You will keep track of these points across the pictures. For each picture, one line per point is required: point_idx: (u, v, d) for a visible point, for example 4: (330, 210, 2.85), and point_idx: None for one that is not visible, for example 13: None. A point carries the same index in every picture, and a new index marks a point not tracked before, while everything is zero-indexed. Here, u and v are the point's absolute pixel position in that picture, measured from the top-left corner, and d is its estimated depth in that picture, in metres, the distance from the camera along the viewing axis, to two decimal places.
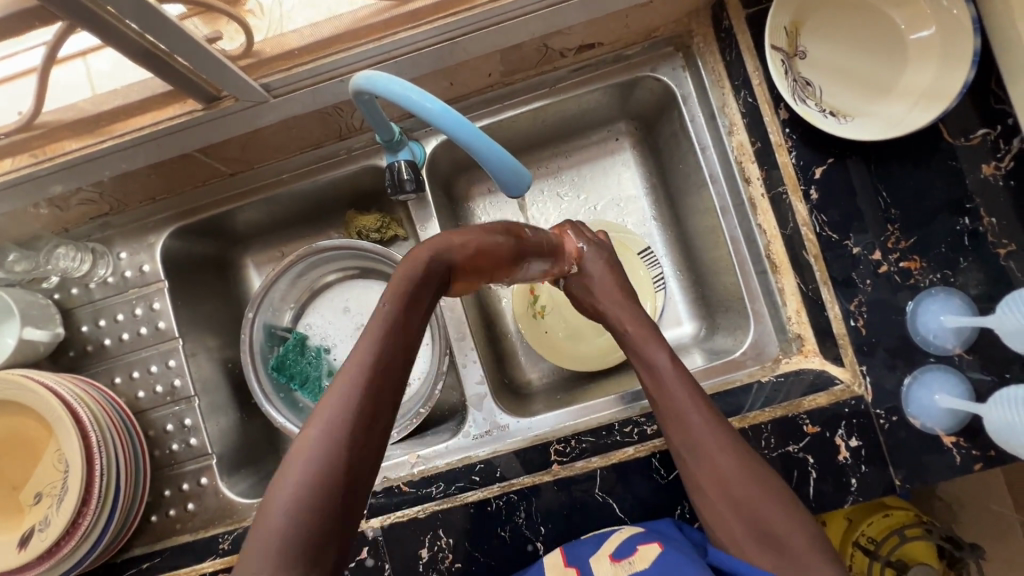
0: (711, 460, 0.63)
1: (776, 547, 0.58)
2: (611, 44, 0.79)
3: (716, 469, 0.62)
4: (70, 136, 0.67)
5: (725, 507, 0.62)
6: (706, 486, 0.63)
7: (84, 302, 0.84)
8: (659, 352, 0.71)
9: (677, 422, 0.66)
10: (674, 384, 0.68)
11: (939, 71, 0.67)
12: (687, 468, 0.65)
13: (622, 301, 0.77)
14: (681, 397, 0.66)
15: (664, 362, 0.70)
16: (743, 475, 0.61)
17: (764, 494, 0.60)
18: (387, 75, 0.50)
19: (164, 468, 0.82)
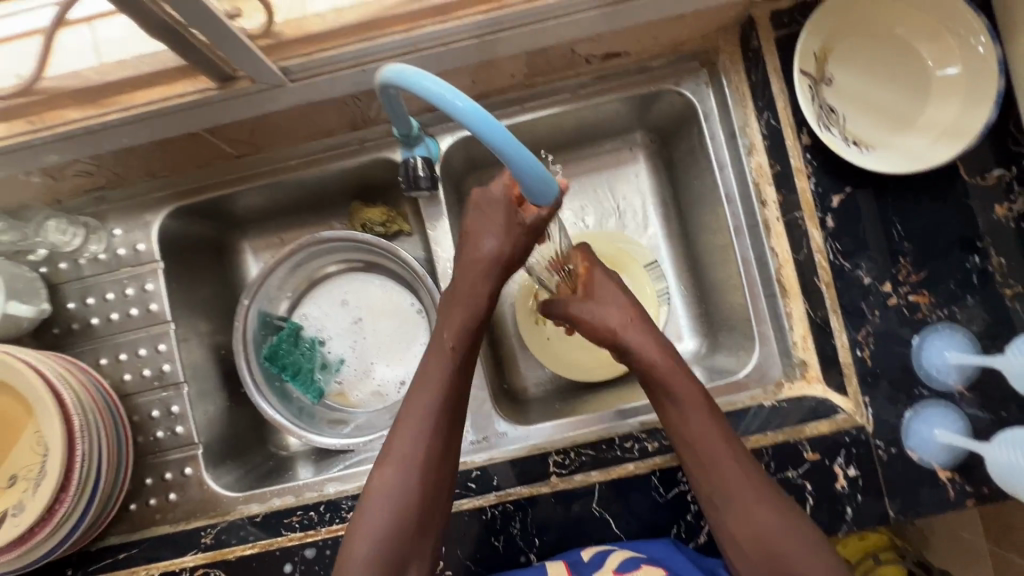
0: (748, 513, 0.62)
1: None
2: (636, 54, 0.78)
3: (742, 512, 0.62)
4: (72, 105, 0.64)
5: (748, 548, 0.62)
6: (743, 540, 0.62)
7: (72, 278, 0.80)
8: (686, 381, 0.69)
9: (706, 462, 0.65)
10: (710, 432, 0.65)
11: (961, 110, 0.67)
12: (715, 509, 0.64)
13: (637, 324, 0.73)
14: (713, 434, 0.65)
15: (695, 403, 0.67)
16: (774, 517, 0.62)
17: (794, 540, 0.61)
18: (417, 70, 0.48)
19: (147, 455, 0.79)
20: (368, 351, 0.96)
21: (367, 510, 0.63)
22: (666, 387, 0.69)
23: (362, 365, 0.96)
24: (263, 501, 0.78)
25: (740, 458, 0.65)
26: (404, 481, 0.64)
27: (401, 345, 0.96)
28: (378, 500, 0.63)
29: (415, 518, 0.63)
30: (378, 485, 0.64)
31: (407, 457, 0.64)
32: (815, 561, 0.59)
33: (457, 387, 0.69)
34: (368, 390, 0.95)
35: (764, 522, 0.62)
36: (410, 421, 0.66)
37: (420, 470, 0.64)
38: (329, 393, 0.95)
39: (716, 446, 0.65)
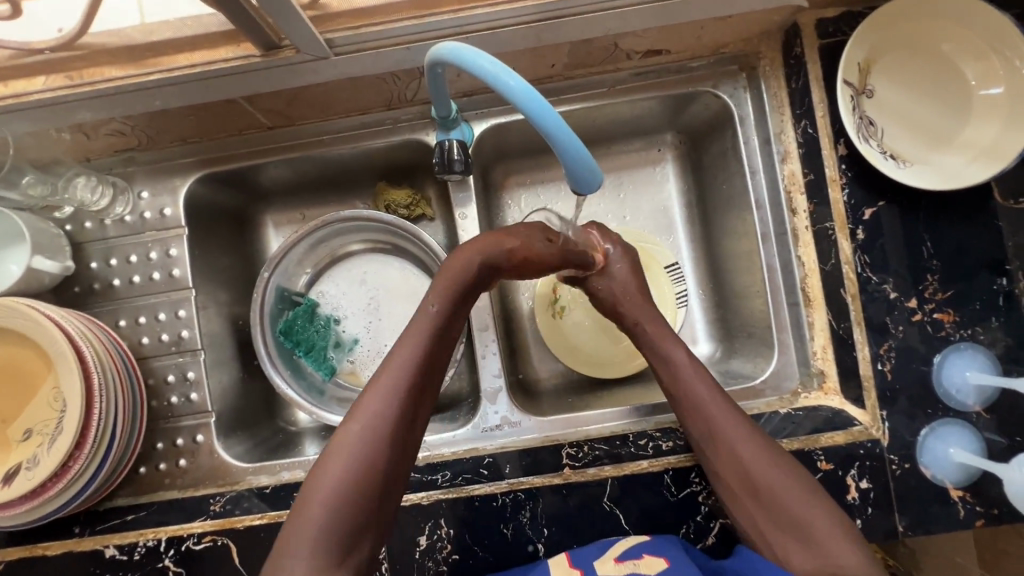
0: (732, 450, 0.65)
1: (807, 540, 0.59)
2: (677, 54, 0.78)
3: (744, 469, 0.64)
4: (112, 63, 0.64)
5: (751, 501, 0.63)
6: (725, 472, 0.65)
7: (96, 238, 0.81)
8: (677, 347, 0.72)
9: (704, 423, 0.67)
10: (696, 378, 0.69)
11: (1002, 131, 0.67)
12: (711, 464, 0.66)
13: (642, 302, 0.76)
14: (715, 400, 0.67)
15: (682, 358, 0.71)
16: (766, 465, 0.63)
17: (784, 485, 0.62)
18: (470, 47, 0.48)
19: (160, 420, 0.80)
20: (382, 333, 0.96)
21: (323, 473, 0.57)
22: (657, 344, 0.73)
23: (375, 346, 0.95)
24: (272, 473, 0.78)
25: (734, 418, 0.66)
26: (369, 441, 0.58)
27: None
28: (338, 459, 0.58)
29: (379, 480, 0.58)
30: (344, 443, 0.58)
31: (376, 411, 0.60)
32: (811, 506, 0.60)
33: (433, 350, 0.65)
34: None
35: (751, 460, 0.64)
36: (385, 380, 0.62)
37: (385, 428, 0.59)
38: (340, 371, 0.95)
39: (700, 394, 0.68)
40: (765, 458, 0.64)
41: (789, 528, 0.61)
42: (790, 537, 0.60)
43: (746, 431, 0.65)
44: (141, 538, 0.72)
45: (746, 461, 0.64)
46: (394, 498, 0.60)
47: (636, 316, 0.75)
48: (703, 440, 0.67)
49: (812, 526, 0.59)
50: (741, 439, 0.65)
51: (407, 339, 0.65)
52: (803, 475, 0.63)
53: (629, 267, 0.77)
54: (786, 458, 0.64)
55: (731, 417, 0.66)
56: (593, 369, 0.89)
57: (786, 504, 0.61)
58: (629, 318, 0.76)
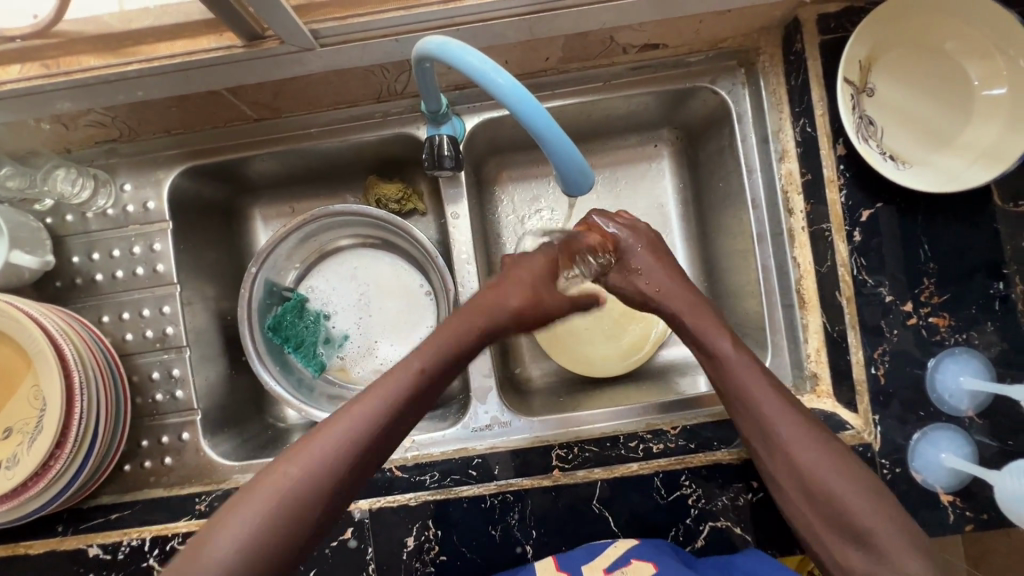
0: (786, 451, 0.60)
1: (867, 545, 0.55)
2: (675, 48, 0.76)
3: (800, 471, 0.59)
4: (89, 51, 0.62)
5: (807, 503, 0.59)
6: (780, 474, 0.60)
7: (78, 231, 0.79)
8: (722, 338, 0.66)
9: (751, 420, 0.63)
10: (744, 372, 0.63)
11: (1003, 132, 0.66)
12: (764, 462, 0.62)
13: (674, 288, 0.71)
14: (766, 396, 0.62)
15: (734, 352, 0.65)
16: (829, 468, 0.58)
17: (846, 489, 0.57)
18: (456, 43, 0.47)
19: (145, 417, 0.79)
20: (373, 329, 0.94)
21: (245, 510, 0.51)
22: (706, 331, 0.67)
23: (365, 342, 0.94)
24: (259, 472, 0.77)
25: (790, 415, 0.61)
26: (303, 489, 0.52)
27: (406, 326, 0.94)
28: (263, 498, 0.51)
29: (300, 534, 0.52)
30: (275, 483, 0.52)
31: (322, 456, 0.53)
32: (871, 509, 0.56)
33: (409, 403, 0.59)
34: (370, 368, 0.93)
35: (810, 462, 0.58)
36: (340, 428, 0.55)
37: (323, 473, 0.53)
38: (330, 367, 0.94)
39: (750, 389, 0.63)
40: (825, 460, 0.58)
41: (847, 532, 0.56)
42: (847, 544, 0.56)
43: (800, 429, 0.60)
44: (125, 538, 0.71)
45: (802, 463, 0.59)
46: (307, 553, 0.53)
47: (676, 304, 0.70)
48: (756, 439, 0.62)
49: (871, 531, 0.55)
50: (799, 442, 0.60)
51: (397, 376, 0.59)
52: (864, 477, 0.58)
53: (648, 258, 0.74)
54: (849, 461, 0.59)
55: (788, 416, 0.61)
56: (588, 367, 0.88)
57: (847, 508, 0.56)
58: (666, 308, 0.71)
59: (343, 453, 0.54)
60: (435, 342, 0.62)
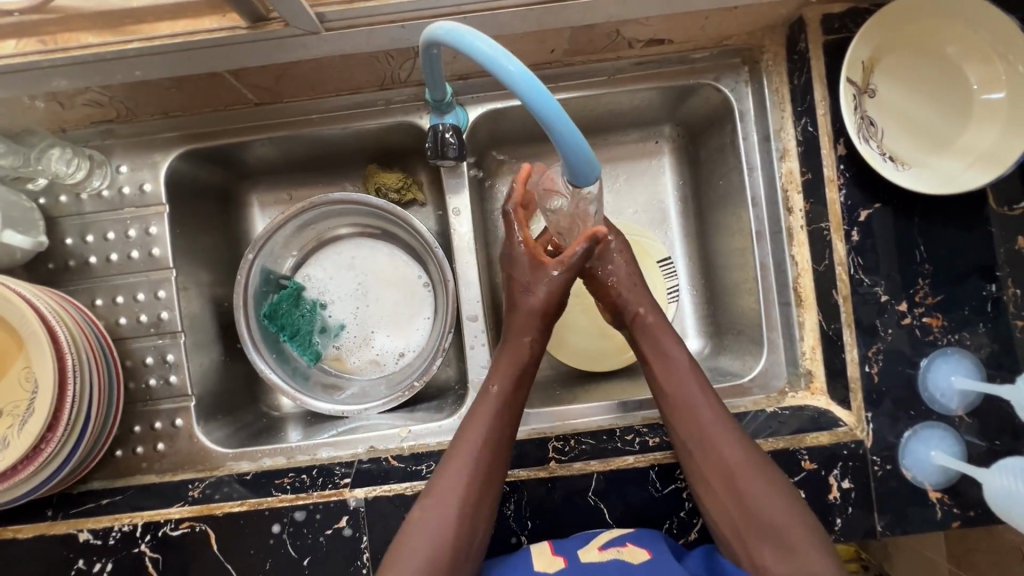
0: (717, 452, 0.64)
1: (781, 545, 0.59)
2: (680, 44, 0.76)
3: (726, 474, 0.63)
4: (88, 28, 0.61)
5: (730, 504, 0.63)
6: (710, 475, 0.64)
7: (72, 213, 0.78)
8: (674, 343, 0.72)
9: (689, 419, 0.67)
10: (688, 377, 0.69)
11: (1001, 136, 0.67)
12: (692, 458, 0.66)
13: (640, 285, 0.77)
14: (705, 401, 0.67)
15: (679, 356, 0.71)
16: (749, 471, 0.63)
17: (766, 494, 0.61)
18: (465, 28, 0.46)
19: (138, 403, 0.78)
20: (370, 319, 0.94)
21: (403, 556, 0.59)
22: (655, 338, 0.73)
23: (362, 333, 0.94)
24: (253, 460, 0.77)
25: (721, 417, 0.66)
26: (442, 528, 0.60)
27: (403, 317, 0.94)
28: (415, 544, 0.60)
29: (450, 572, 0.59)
30: (416, 533, 0.60)
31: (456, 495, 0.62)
32: (792, 515, 0.60)
33: (498, 439, 0.67)
34: (366, 358, 0.93)
35: (735, 463, 0.63)
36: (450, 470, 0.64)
37: (462, 506, 0.62)
38: (326, 357, 0.93)
39: (690, 391, 0.68)
40: (750, 465, 0.63)
41: (765, 534, 0.60)
42: (755, 546, 0.60)
43: (732, 434, 0.65)
44: (116, 523, 0.69)
45: (731, 464, 0.63)
46: None
47: (635, 302, 0.76)
48: (688, 440, 0.67)
49: (789, 533, 0.59)
50: (728, 441, 0.65)
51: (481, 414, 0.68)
52: (778, 479, 0.63)
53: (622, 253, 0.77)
54: (766, 464, 0.64)
55: (719, 419, 0.66)
56: (603, 364, 0.89)
57: (767, 513, 0.60)
58: (628, 308, 0.76)
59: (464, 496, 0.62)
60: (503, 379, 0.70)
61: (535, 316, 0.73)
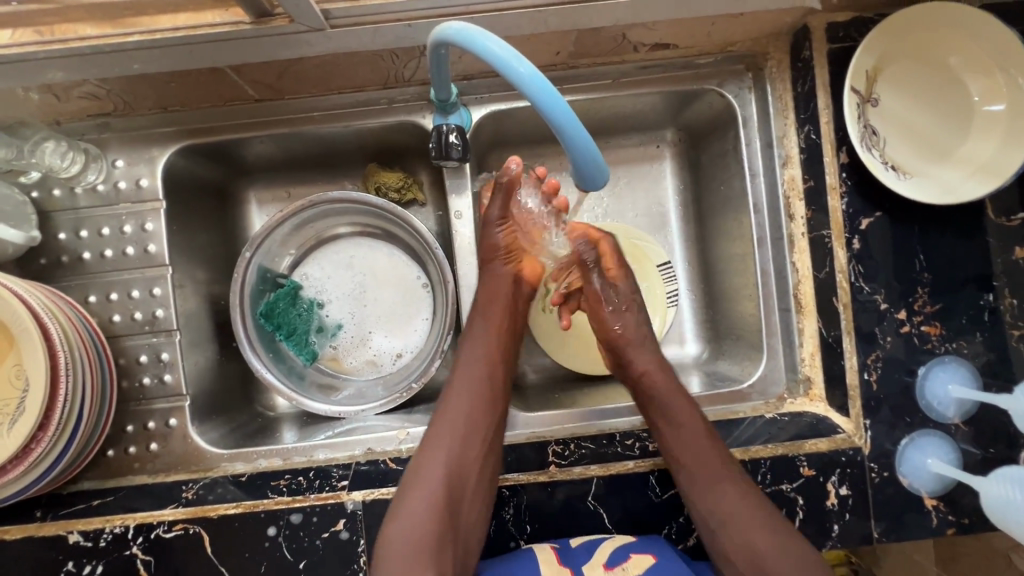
0: (738, 530, 0.64)
1: None
2: (685, 49, 0.76)
3: (745, 544, 0.63)
4: (87, 20, 0.60)
5: None
6: (733, 552, 0.64)
7: (65, 207, 0.76)
8: (684, 404, 0.71)
9: (707, 493, 0.66)
10: (701, 445, 0.68)
11: (1000, 148, 0.67)
12: (715, 538, 0.65)
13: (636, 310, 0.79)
14: (719, 470, 0.67)
15: (690, 419, 0.70)
16: (728, 480, 0.66)
17: (772, 547, 0.62)
18: (476, 29, 0.46)
19: (131, 402, 0.76)
20: (367, 319, 0.93)
21: (414, 484, 0.64)
22: (660, 398, 0.72)
23: (359, 333, 0.93)
24: (248, 460, 0.76)
25: (703, 436, 0.69)
26: (446, 459, 0.66)
27: (402, 317, 0.93)
28: (423, 474, 0.65)
29: (453, 500, 0.64)
30: (423, 463, 0.66)
31: (452, 455, 0.66)
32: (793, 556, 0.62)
33: (493, 381, 0.72)
34: (363, 359, 0.93)
35: (717, 476, 0.66)
36: (450, 408, 0.69)
37: (460, 443, 0.67)
38: (322, 356, 0.92)
39: (705, 458, 0.67)
40: (760, 521, 0.64)
41: None
42: (738, 554, 0.64)
43: (744, 494, 0.65)
44: (108, 525, 0.68)
45: (756, 544, 0.63)
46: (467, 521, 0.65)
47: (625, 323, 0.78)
48: (705, 512, 0.66)
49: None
50: (745, 511, 0.64)
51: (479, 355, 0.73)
52: (771, 513, 0.65)
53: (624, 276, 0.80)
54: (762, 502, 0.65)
55: (738, 487, 0.66)
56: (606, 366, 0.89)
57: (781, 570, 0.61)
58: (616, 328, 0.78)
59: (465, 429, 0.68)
60: (498, 325, 0.75)
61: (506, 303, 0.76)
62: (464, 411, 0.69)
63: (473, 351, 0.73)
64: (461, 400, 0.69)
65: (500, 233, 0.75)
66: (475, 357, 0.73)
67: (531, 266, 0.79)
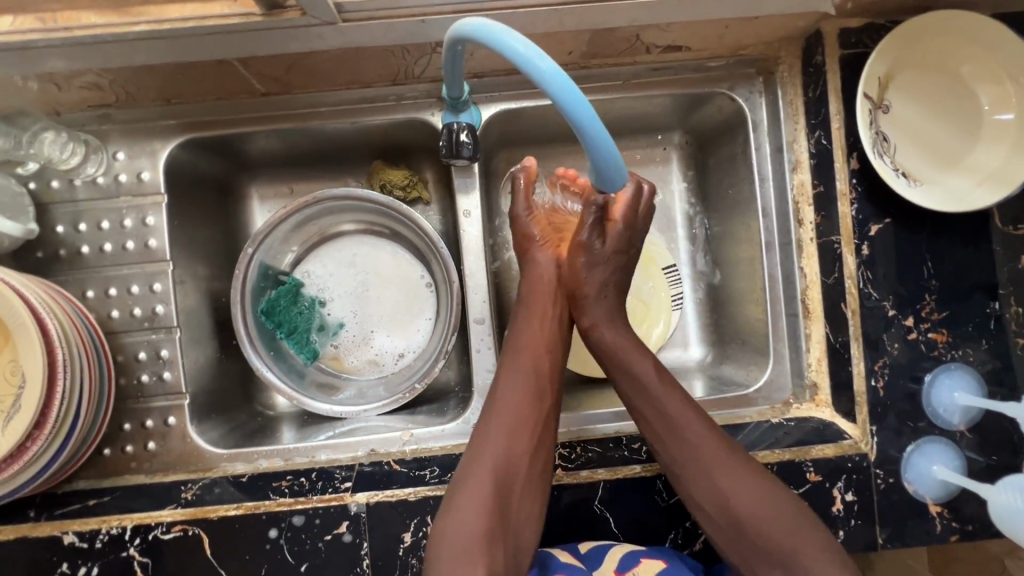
0: (711, 481, 0.63)
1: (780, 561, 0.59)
2: (697, 52, 0.76)
3: (716, 496, 0.63)
4: (92, 8, 0.58)
5: (744, 539, 0.61)
6: (705, 505, 0.63)
7: (64, 199, 0.74)
8: (645, 362, 0.72)
9: (671, 442, 0.66)
10: (663, 396, 0.69)
11: (1009, 156, 0.68)
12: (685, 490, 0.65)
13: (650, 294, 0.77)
14: (686, 426, 0.66)
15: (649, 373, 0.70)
16: (722, 463, 0.64)
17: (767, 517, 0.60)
18: (497, 25, 0.45)
19: (128, 399, 0.75)
20: (369, 318, 0.92)
21: (467, 477, 0.63)
22: (624, 360, 0.73)
23: (361, 332, 0.92)
24: (248, 461, 0.75)
25: (704, 429, 0.66)
26: (497, 454, 0.64)
27: (404, 317, 0.92)
28: (476, 468, 0.63)
29: (504, 495, 0.62)
30: (476, 457, 0.64)
31: (502, 446, 0.65)
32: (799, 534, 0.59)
33: (543, 379, 0.71)
34: (365, 358, 0.91)
35: (708, 459, 0.64)
36: (501, 404, 0.68)
37: (513, 438, 0.66)
38: (323, 355, 0.91)
39: (669, 415, 0.67)
40: (743, 486, 0.62)
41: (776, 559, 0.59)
42: (742, 539, 0.61)
43: (726, 458, 0.64)
44: (104, 525, 0.66)
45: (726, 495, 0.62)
46: (522, 520, 0.63)
47: (596, 315, 0.76)
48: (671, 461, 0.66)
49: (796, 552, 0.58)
50: (716, 466, 0.64)
51: (528, 351, 0.72)
52: (769, 490, 0.62)
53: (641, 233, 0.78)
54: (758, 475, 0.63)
55: (705, 440, 0.65)
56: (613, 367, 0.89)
57: (774, 537, 0.59)
58: (586, 318, 0.77)
59: (515, 425, 0.67)
60: (543, 324, 0.75)
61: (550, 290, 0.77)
62: (516, 407, 0.68)
63: (520, 349, 0.73)
64: (511, 397, 0.69)
65: (529, 224, 0.79)
66: (522, 354, 0.72)
67: (569, 249, 0.80)
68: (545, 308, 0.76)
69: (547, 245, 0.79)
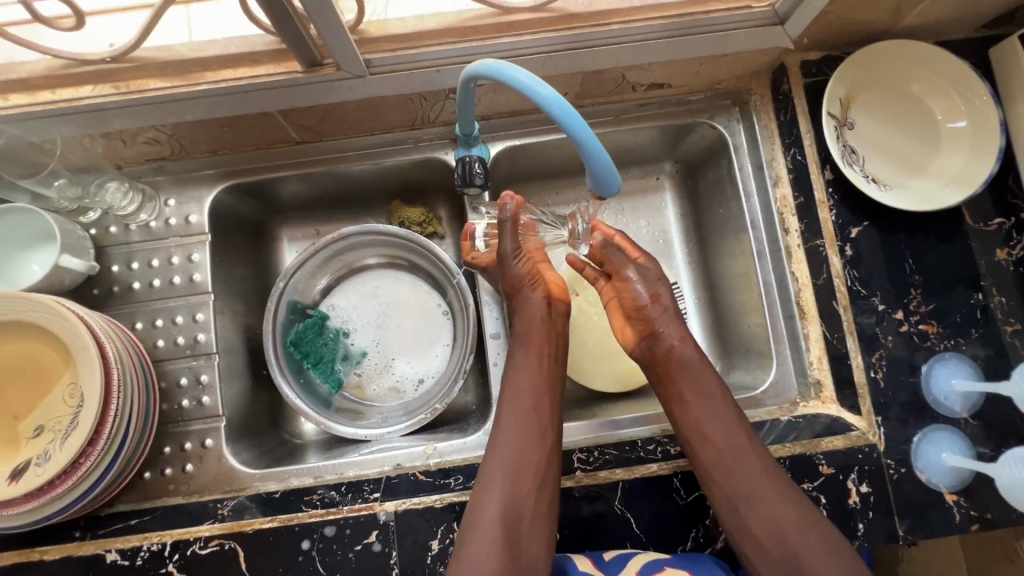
0: (761, 516, 0.65)
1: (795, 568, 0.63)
2: (678, 88, 0.86)
3: (769, 529, 0.64)
4: (159, 75, 0.69)
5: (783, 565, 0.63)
6: (757, 537, 0.65)
7: (120, 242, 0.84)
8: (711, 376, 0.75)
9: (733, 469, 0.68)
10: (716, 414, 0.72)
11: (968, 160, 0.75)
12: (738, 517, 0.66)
13: (669, 312, 0.79)
14: (737, 442, 0.69)
15: (714, 384, 0.74)
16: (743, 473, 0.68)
17: (791, 526, 0.64)
18: (508, 63, 0.54)
19: (169, 424, 0.80)
20: (390, 346, 0.97)
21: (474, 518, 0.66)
22: (693, 376, 0.75)
23: (382, 359, 0.97)
24: (280, 480, 0.78)
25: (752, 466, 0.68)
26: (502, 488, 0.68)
27: (423, 343, 0.98)
28: (482, 508, 0.67)
29: (513, 527, 0.66)
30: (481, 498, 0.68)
31: (505, 484, 0.68)
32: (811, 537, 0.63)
33: (539, 408, 0.74)
34: (386, 385, 0.96)
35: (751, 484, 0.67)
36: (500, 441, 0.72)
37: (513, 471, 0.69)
38: (347, 384, 0.96)
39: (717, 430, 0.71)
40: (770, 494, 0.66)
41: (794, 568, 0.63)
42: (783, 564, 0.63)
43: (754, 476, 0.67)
44: (146, 542, 0.70)
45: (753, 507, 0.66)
46: (535, 545, 0.66)
47: (671, 336, 0.78)
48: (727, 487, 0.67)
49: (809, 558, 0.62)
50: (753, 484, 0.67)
51: (521, 384, 0.76)
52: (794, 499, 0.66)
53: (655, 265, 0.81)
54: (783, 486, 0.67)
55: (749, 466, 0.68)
56: (625, 382, 0.92)
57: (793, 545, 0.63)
58: (665, 338, 0.78)
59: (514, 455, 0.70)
60: (533, 356, 0.78)
61: (539, 318, 0.80)
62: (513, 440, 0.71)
63: (515, 382, 0.76)
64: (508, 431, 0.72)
65: (518, 264, 0.79)
66: (517, 387, 0.76)
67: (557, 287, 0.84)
68: (539, 337, 0.79)
69: (539, 287, 0.81)
